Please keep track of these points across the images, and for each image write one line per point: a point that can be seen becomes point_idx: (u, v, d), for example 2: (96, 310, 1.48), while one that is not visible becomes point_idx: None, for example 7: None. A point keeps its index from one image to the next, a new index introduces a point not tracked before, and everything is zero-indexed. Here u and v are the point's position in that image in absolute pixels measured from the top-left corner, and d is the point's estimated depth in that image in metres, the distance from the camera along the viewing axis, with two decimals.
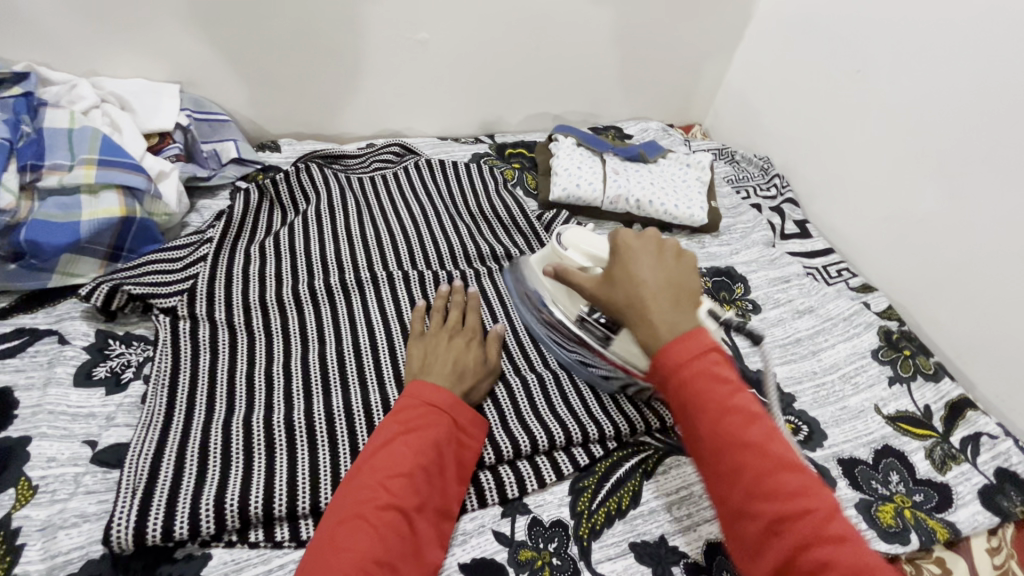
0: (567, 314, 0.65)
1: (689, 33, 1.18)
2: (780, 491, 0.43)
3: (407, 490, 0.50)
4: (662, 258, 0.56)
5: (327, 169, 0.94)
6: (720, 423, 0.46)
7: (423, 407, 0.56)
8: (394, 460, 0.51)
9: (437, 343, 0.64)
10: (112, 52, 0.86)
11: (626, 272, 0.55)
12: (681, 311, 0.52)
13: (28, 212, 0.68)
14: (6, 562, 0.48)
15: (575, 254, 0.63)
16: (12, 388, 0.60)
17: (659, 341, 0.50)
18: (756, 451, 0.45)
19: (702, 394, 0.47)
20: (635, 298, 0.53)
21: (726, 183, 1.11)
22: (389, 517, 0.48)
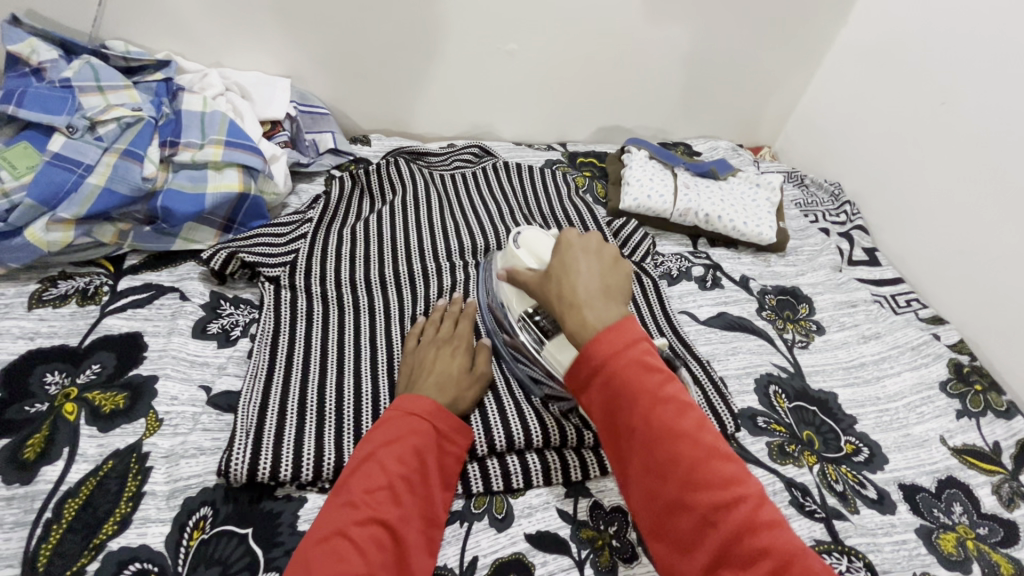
0: (512, 313, 0.66)
1: (766, 56, 1.19)
2: (710, 480, 0.42)
3: (386, 502, 0.50)
4: (597, 252, 0.57)
5: (412, 164, 1.02)
6: (653, 416, 0.45)
7: (404, 418, 0.56)
8: (371, 475, 0.51)
9: (426, 355, 0.65)
10: (236, 47, 0.95)
11: (562, 263, 0.56)
12: (610, 304, 0.51)
13: (163, 181, 0.77)
14: (138, 480, 0.56)
15: (525, 253, 0.66)
16: (142, 333, 0.68)
17: (586, 333, 0.49)
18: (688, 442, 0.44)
19: (633, 384, 0.46)
20: (566, 286, 0.53)
21: (794, 206, 1.11)
22: (371, 530, 0.47)
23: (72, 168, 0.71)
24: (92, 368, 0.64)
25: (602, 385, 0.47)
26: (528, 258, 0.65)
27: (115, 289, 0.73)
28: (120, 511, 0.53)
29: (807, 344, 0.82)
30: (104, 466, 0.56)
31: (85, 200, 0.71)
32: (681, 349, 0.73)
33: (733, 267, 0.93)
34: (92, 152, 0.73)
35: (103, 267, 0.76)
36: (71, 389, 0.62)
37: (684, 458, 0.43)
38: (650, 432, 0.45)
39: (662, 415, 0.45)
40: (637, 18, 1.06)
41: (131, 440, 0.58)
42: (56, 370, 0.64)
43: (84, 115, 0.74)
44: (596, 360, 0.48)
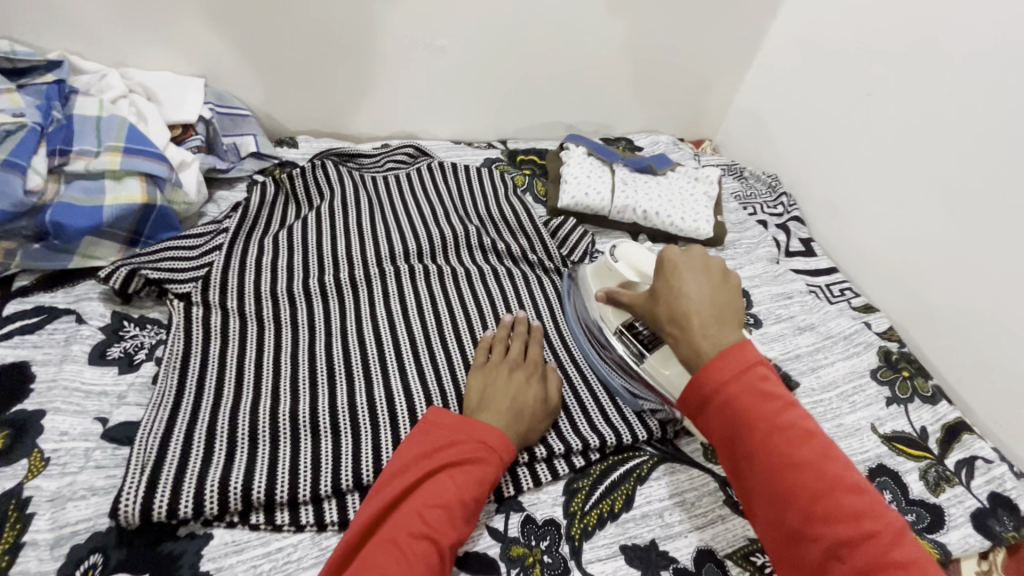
0: (608, 324, 0.71)
1: (704, 49, 1.20)
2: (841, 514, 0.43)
3: (445, 522, 0.49)
4: (712, 278, 0.57)
5: (341, 166, 0.97)
6: (770, 441, 0.46)
7: (477, 442, 0.55)
8: (436, 490, 0.51)
9: (498, 377, 0.64)
10: (142, 45, 0.88)
11: (673, 289, 0.57)
12: (722, 330, 0.53)
13: (54, 194, 0.71)
14: (16, 529, 0.50)
15: (623, 267, 0.69)
16: (29, 363, 0.62)
17: (700, 356, 0.51)
18: (812, 469, 0.45)
19: (749, 411, 0.47)
20: (677, 315, 0.55)
21: (733, 198, 1.11)
22: (423, 548, 0.47)
23: None
24: None
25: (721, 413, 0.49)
26: (628, 272, 0.68)
27: (0, 314, 0.67)
28: None
29: None
30: None
31: None
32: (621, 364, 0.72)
33: None
34: None
35: None
36: None
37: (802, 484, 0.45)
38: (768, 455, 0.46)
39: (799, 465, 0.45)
40: (572, 12, 1.04)
41: (10, 485, 0.53)
42: None
43: None
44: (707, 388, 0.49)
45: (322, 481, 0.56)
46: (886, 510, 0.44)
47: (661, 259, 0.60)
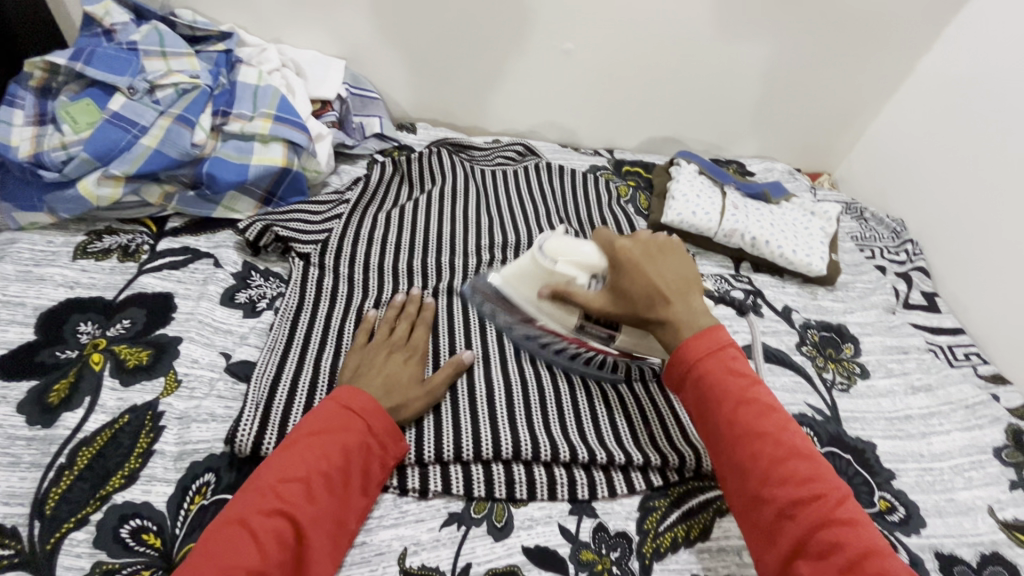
0: (562, 324, 0.65)
1: (836, 78, 1.13)
2: (795, 475, 0.47)
3: (302, 496, 0.48)
4: (660, 258, 0.61)
5: (455, 156, 1.01)
6: (738, 413, 0.51)
7: (339, 409, 0.54)
8: (290, 462, 0.49)
9: (373, 356, 0.62)
10: (297, 25, 0.97)
11: (639, 279, 0.59)
12: (694, 309, 0.57)
13: (212, 149, 0.78)
14: (149, 437, 0.56)
15: (564, 266, 0.63)
16: (173, 294, 0.70)
17: (682, 338, 0.56)
18: (770, 439, 0.49)
19: (721, 386, 0.52)
20: (654, 299, 0.58)
21: (850, 238, 1.04)
22: (275, 524, 0.46)
23: (127, 128, 0.73)
24: (122, 323, 0.66)
25: (695, 384, 0.54)
26: (569, 269, 0.62)
27: (154, 249, 0.75)
28: (129, 466, 0.54)
29: (848, 387, 0.77)
30: (120, 420, 0.57)
31: (136, 159, 0.73)
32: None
33: (776, 296, 0.88)
34: (147, 115, 0.75)
35: (146, 226, 0.78)
36: (100, 340, 0.64)
37: (764, 450, 0.49)
38: (734, 425, 0.51)
39: (757, 434, 0.50)
40: (702, 28, 1.02)
41: (148, 397, 0.59)
42: (89, 322, 0.66)
43: (145, 78, 0.77)
44: (687, 362, 0.54)
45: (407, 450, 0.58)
46: (833, 478, 0.48)
47: (615, 252, 0.61)
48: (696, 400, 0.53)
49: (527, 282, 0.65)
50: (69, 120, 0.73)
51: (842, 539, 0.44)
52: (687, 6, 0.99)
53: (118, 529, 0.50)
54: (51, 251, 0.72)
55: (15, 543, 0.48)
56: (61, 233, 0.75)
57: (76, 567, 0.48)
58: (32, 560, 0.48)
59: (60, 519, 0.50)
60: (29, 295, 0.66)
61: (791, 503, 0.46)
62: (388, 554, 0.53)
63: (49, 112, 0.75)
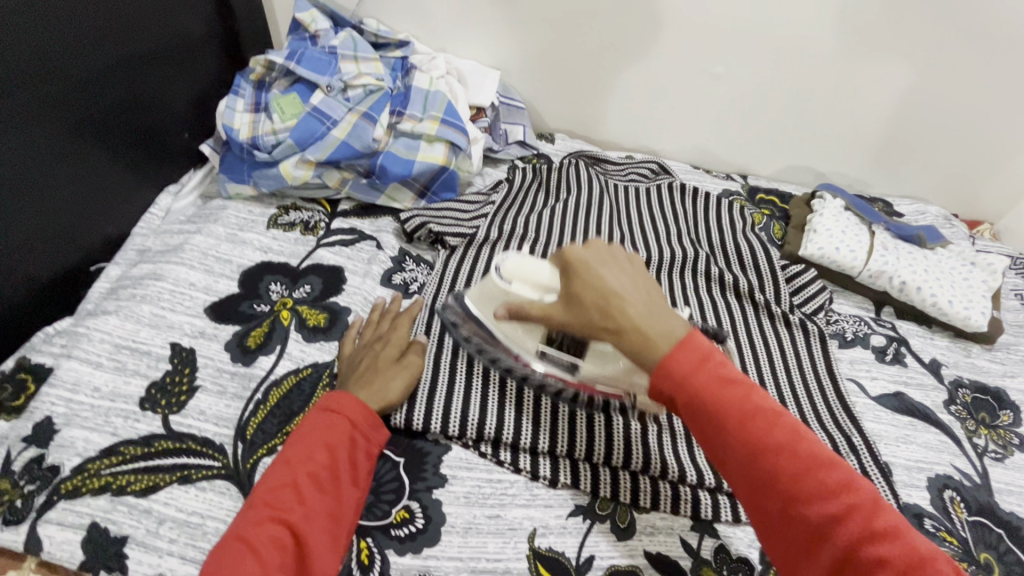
0: (523, 348, 0.62)
1: (1015, 119, 1.03)
2: (814, 482, 0.41)
3: (291, 501, 0.50)
4: (622, 269, 0.53)
5: (590, 168, 1.05)
6: (738, 422, 0.44)
7: (320, 413, 0.56)
8: (274, 475, 0.51)
9: (351, 359, 0.65)
10: (463, 36, 1.06)
11: (603, 295, 0.51)
12: (660, 318, 0.49)
13: (385, 144, 0.88)
14: (326, 390, 0.65)
15: (518, 287, 0.58)
16: (343, 268, 0.80)
17: (653, 355, 0.47)
18: (776, 446, 0.43)
19: (710, 396, 0.45)
20: (612, 315, 0.50)
21: (1015, 296, 0.95)
22: (270, 532, 0.47)
23: (323, 120, 0.85)
24: (304, 288, 0.76)
25: (687, 398, 0.46)
26: (526, 289, 0.57)
27: (329, 227, 0.86)
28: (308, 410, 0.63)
29: (1003, 457, 0.71)
30: (303, 371, 0.67)
31: (327, 147, 0.84)
32: (842, 441, 0.67)
33: (923, 347, 0.83)
34: (340, 110, 0.86)
35: (322, 206, 0.90)
36: (287, 300, 0.74)
37: (780, 468, 0.42)
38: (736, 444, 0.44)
39: (758, 443, 0.43)
40: (866, 58, 0.98)
41: (325, 357, 0.68)
42: (278, 283, 0.77)
43: (341, 78, 0.88)
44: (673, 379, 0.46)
45: (541, 440, 0.62)
46: (850, 473, 0.42)
47: (565, 261, 0.53)
48: (691, 420, 0.45)
49: (492, 304, 0.62)
50: (278, 110, 0.86)
51: (884, 555, 0.38)
52: (853, 35, 0.95)
53: None
54: (251, 219, 0.85)
55: (223, 458, 0.58)
56: (258, 204, 0.88)
57: None
58: (235, 474, 0.57)
59: (256, 446, 0.59)
60: (235, 255, 0.79)
61: (821, 523, 0.40)
62: (519, 531, 0.57)
63: (262, 102, 0.88)
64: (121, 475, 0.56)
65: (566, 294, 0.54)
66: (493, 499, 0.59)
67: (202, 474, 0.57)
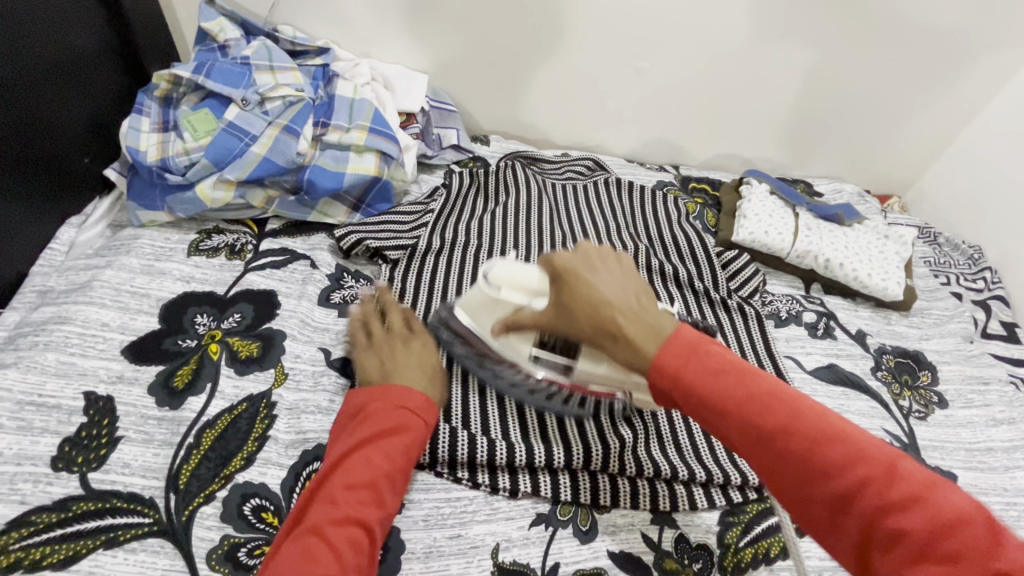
0: (517, 353, 0.61)
1: (911, 98, 1.11)
2: (812, 441, 0.40)
3: (369, 502, 0.49)
4: (611, 272, 0.54)
5: (527, 169, 1.04)
6: (718, 388, 0.44)
7: (395, 408, 0.54)
8: (356, 472, 0.50)
9: (391, 348, 0.62)
10: (386, 40, 1.02)
11: (591, 296, 0.52)
12: (651, 317, 0.50)
13: (311, 157, 0.84)
14: (265, 423, 0.62)
15: (508, 292, 0.60)
16: (276, 292, 0.75)
17: (645, 356, 0.48)
18: (760, 407, 0.42)
19: (690, 374, 0.45)
20: (605, 322, 0.51)
21: (924, 264, 1.03)
22: (348, 533, 0.46)
23: (241, 136, 0.80)
24: (234, 317, 0.71)
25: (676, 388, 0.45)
26: (516, 296, 0.59)
27: (257, 249, 0.81)
28: (247, 449, 0.59)
29: (926, 415, 0.76)
30: (238, 407, 0.62)
31: (247, 164, 0.79)
32: None
33: (849, 319, 0.88)
34: (258, 125, 0.81)
35: (248, 227, 0.84)
36: (216, 332, 0.69)
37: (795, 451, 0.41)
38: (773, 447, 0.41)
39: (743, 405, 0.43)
40: (778, 47, 1.03)
41: (262, 387, 0.65)
42: (204, 314, 0.72)
43: (257, 91, 0.83)
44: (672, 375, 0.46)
45: (497, 453, 0.61)
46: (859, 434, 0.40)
47: (555, 270, 0.54)
48: (682, 398, 0.45)
49: (483, 315, 0.63)
50: (189, 128, 0.80)
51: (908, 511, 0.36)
52: (767, 25, 0.99)
53: (242, 507, 0.55)
54: (168, 247, 0.79)
55: (154, 513, 0.54)
56: (176, 230, 0.81)
57: (208, 539, 0.53)
58: (170, 530, 0.53)
59: (191, 494, 0.55)
60: (152, 288, 0.73)
61: (832, 488, 0.39)
62: (482, 548, 0.56)
63: (170, 120, 0.82)
64: (34, 548, 0.50)
65: (556, 299, 0.55)
66: (453, 519, 0.57)
67: (131, 533, 0.52)
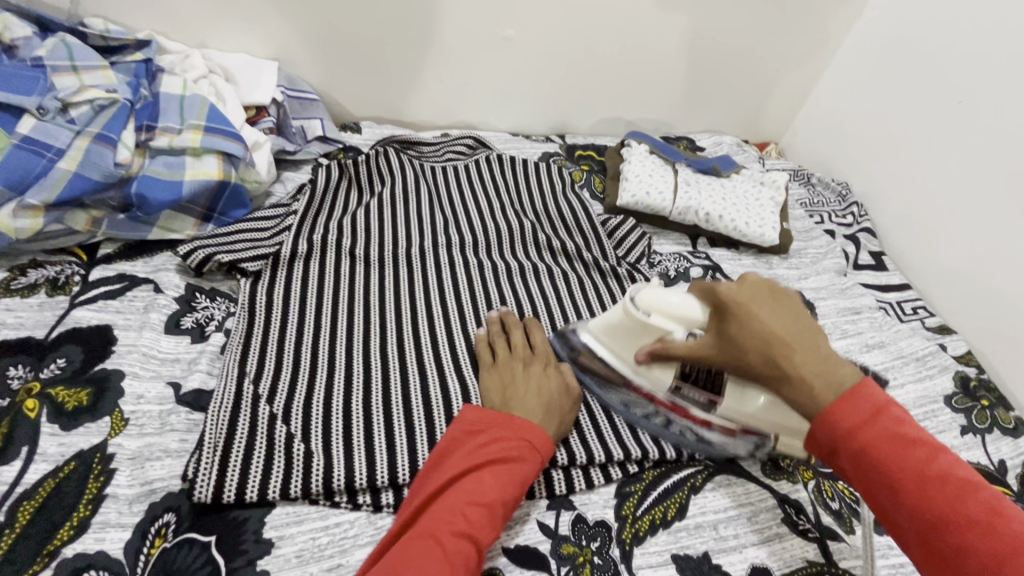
0: (656, 382, 0.62)
1: (775, 47, 1.14)
2: (1021, 565, 0.37)
3: (485, 523, 0.48)
4: (778, 303, 0.50)
5: (403, 155, 0.98)
6: (926, 490, 0.40)
7: (511, 437, 0.54)
8: (479, 489, 0.49)
9: (514, 372, 0.63)
10: (222, 27, 0.91)
11: (751, 328, 0.49)
12: (819, 356, 0.47)
13: (139, 167, 0.74)
14: (100, 481, 0.53)
15: (659, 318, 0.57)
16: (111, 326, 0.66)
17: (817, 401, 0.45)
18: (977, 521, 0.39)
19: (890, 459, 0.41)
20: (773, 358, 0.48)
21: (799, 205, 1.07)
22: (464, 547, 0.46)
23: (41, 152, 0.68)
24: (57, 363, 0.62)
25: (852, 460, 0.43)
26: (667, 324, 0.56)
27: (87, 279, 0.71)
28: (78, 515, 0.51)
29: None
30: (65, 468, 0.54)
31: (54, 185, 0.68)
32: None
33: (733, 269, 0.90)
34: (63, 136, 0.70)
35: (76, 255, 0.73)
36: (33, 384, 0.59)
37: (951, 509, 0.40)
38: (922, 509, 0.40)
39: (944, 507, 0.40)
40: (642, 5, 1.01)
41: (95, 440, 0.56)
42: (18, 365, 0.61)
43: (57, 97, 0.71)
44: (840, 431, 0.43)
45: (379, 471, 0.57)
46: None
47: (722, 301, 0.51)
48: (857, 472, 0.43)
49: (624, 336, 0.62)
50: None
51: None
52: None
53: None
54: None
55: None
56: None
57: None
58: None
59: None
60: None
61: None
62: None
63: None
64: None
65: (719, 329, 0.52)
66: (332, 548, 0.53)
67: None
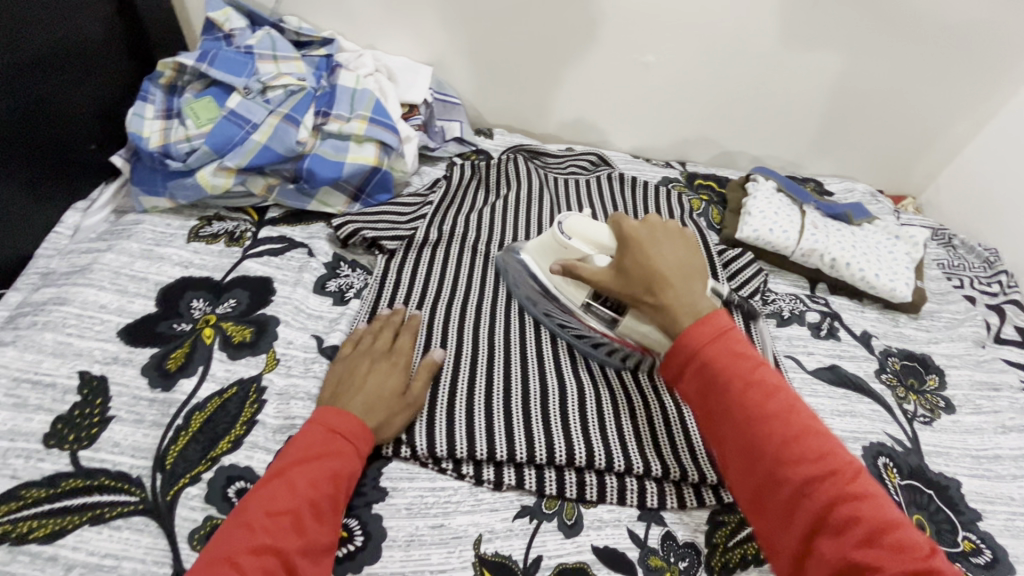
0: (572, 299, 0.69)
1: (927, 97, 1.08)
2: (811, 453, 0.44)
3: (289, 530, 0.47)
4: (662, 237, 0.59)
5: (530, 163, 1.03)
6: (746, 393, 0.47)
7: (320, 432, 0.54)
8: (278, 497, 0.48)
9: (356, 369, 0.62)
10: (391, 33, 1.02)
11: (642, 261, 0.57)
12: (691, 293, 0.54)
13: (312, 146, 0.85)
14: (253, 407, 0.62)
15: (578, 242, 0.65)
16: (272, 279, 0.76)
17: (678, 325, 0.52)
18: (781, 419, 0.46)
19: (726, 368, 0.48)
20: (649, 285, 0.56)
21: (936, 266, 1.00)
22: (264, 560, 0.44)
23: (242, 124, 0.80)
24: (229, 302, 0.72)
25: (698, 367, 0.50)
26: (584, 247, 0.65)
27: (256, 236, 0.82)
28: (235, 432, 0.59)
29: (930, 420, 0.74)
30: (228, 391, 0.63)
31: (247, 153, 0.79)
32: None
33: (854, 320, 0.86)
34: (260, 113, 0.82)
35: (249, 215, 0.85)
36: (210, 317, 0.70)
37: (775, 433, 0.46)
38: (742, 407, 0.47)
39: (761, 411, 0.46)
40: (787, 43, 1.00)
41: (252, 372, 0.65)
42: (200, 299, 0.72)
43: (259, 80, 0.84)
44: (692, 346, 0.50)
45: (478, 447, 0.60)
46: (845, 453, 0.45)
47: (623, 235, 0.59)
48: (700, 379, 0.49)
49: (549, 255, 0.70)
50: (192, 116, 0.81)
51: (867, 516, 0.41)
52: (802, 25, 0.97)
53: (226, 489, 0.55)
54: (168, 233, 0.80)
55: (140, 492, 0.54)
56: (177, 217, 0.83)
57: (191, 519, 0.53)
58: (154, 508, 0.53)
59: (178, 475, 0.56)
60: (151, 272, 0.74)
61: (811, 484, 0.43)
62: (464, 538, 0.55)
63: (174, 107, 0.83)
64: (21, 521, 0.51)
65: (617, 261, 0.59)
66: (436, 509, 0.57)
67: (116, 511, 0.53)
